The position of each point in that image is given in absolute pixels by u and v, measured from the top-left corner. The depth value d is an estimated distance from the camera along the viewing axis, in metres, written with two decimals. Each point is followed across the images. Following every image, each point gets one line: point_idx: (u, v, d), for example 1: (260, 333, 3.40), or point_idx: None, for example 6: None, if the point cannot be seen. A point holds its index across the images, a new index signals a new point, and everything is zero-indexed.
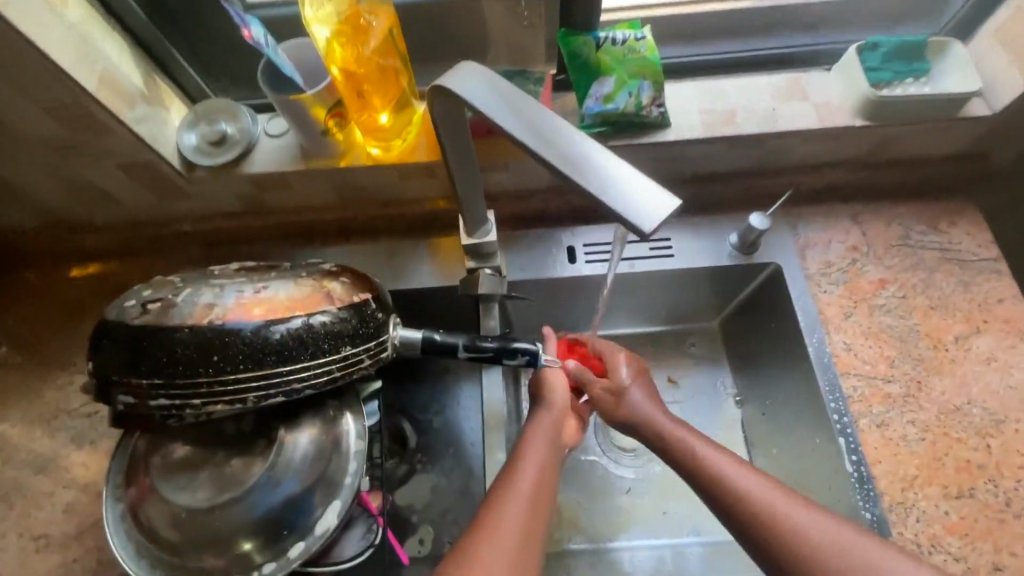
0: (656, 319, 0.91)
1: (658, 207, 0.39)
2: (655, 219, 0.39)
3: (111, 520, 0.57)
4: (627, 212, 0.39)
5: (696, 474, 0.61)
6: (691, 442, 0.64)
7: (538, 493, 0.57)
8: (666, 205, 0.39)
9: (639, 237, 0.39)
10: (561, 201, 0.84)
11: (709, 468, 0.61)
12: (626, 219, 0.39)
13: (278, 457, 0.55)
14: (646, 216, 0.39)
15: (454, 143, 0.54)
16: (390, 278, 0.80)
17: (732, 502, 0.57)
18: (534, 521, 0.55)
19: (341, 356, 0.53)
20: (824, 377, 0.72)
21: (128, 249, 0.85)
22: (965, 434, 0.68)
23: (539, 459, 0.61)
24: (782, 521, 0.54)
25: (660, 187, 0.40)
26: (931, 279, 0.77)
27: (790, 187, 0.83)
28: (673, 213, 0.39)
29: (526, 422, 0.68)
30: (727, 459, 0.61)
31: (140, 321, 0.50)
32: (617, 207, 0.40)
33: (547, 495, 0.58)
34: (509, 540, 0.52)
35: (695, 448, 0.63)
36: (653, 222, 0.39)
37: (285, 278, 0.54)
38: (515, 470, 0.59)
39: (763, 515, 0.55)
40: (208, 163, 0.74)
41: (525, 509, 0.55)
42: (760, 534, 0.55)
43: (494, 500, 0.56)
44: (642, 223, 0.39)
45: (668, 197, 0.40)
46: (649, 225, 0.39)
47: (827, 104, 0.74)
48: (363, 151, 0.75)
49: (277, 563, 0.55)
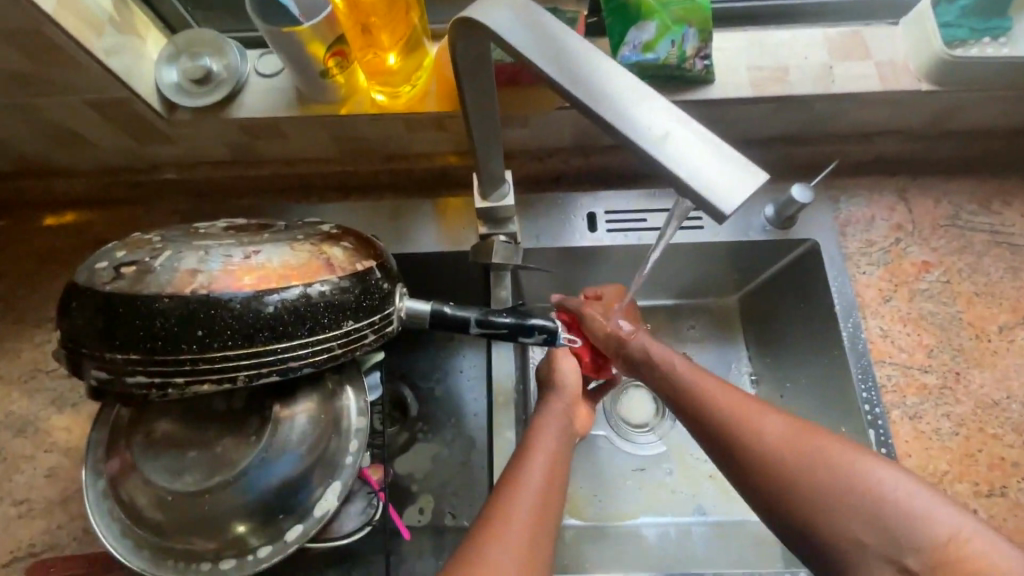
0: (674, 292, 0.84)
1: (740, 181, 0.33)
2: (736, 197, 0.32)
3: (93, 497, 0.52)
4: (699, 184, 0.33)
5: (679, 399, 0.57)
6: (683, 367, 0.59)
7: (550, 486, 0.53)
8: (751, 179, 0.33)
9: (717, 220, 0.33)
10: (582, 162, 0.76)
11: (691, 390, 0.56)
12: (699, 195, 0.33)
13: (274, 437, 0.51)
14: (724, 191, 0.33)
15: (474, 87, 0.46)
16: (393, 239, 0.73)
17: (711, 422, 0.53)
18: (547, 513, 0.51)
19: (343, 331, 0.47)
20: (856, 364, 0.68)
21: (107, 197, 0.78)
22: (1001, 430, 0.65)
23: (550, 448, 0.57)
24: (759, 435, 0.50)
25: (738, 154, 0.34)
26: (979, 263, 0.72)
27: (837, 157, 0.76)
28: (757, 187, 0.33)
29: (535, 411, 0.64)
30: (710, 381, 0.56)
31: (113, 287, 0.44)
32: (685, 177, 0.33)
33: (559, 489, 0.54)
34: (519, 534, 0.48)
35: (680, 372, 0.58)
36: (734, 201, 0.32)
37: (279, 241, 0.48)
38: (526, 461, 0.55)
39: (740, 431, 0.51)
40: (191, 104, 0.66)
41: (536, 502, 0.51)
42: (740, 453, 0.50)
43: (503, 493, 0.52)
44: (721, 202, 0.32)
45: (753, 170, 0.33)
46: (730, 204, 0.32)
47: (891, 63, 0.67)
48: (367, 98, 0.67)
49: (273, 546, 0.51)
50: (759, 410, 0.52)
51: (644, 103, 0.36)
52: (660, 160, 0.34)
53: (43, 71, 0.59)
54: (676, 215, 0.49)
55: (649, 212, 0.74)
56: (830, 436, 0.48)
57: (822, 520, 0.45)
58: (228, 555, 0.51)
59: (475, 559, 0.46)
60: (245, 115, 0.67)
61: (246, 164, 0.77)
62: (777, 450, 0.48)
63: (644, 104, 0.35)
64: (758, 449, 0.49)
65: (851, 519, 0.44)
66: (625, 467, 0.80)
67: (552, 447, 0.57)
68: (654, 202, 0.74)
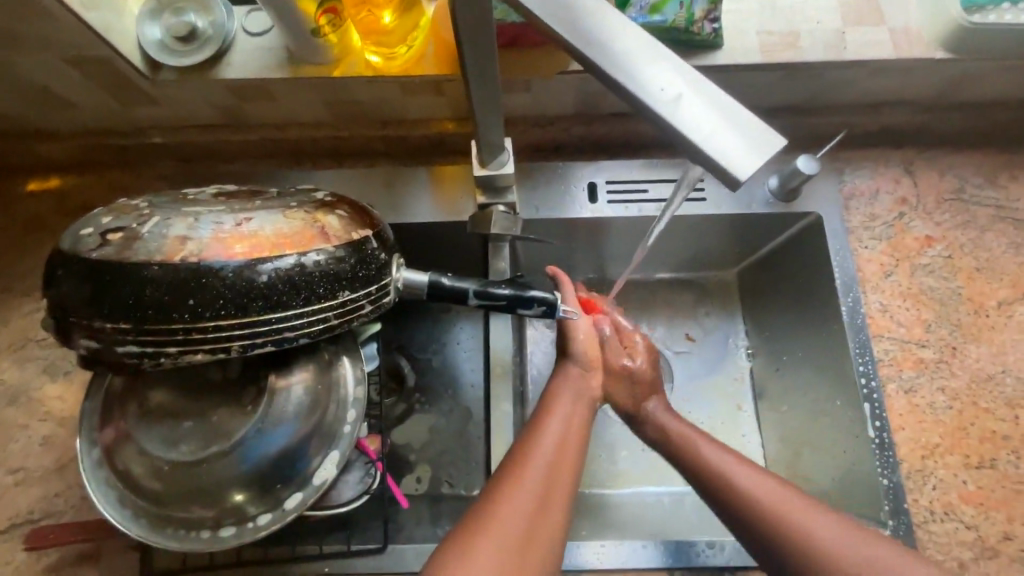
0: (674, 265, 0.84)
1: (759, 148, 0.32)
2: (753, 162, 0.31)
3: (88, 465, 0.52)
4: (713, 149, 0.32)
5: (707, 485, 0.56)
6: (710, 447, 0.58)
7: (556, 467, 0.52)
8: (768, 144, 0.32)
9: (731, 187, 0.32)
10: (583, 131, 0.75)
11: (720, 475, 0.55)
12: (716, 162, 0.32)
13: (271, 406, 0.50)
14: (742, 158, 0.31)
15: (476, 50, 0.44)
16: (389, 209, 0.71)
17: (747, 512, 0.52)
18: (547, 507, 0.49)
19: (339, 302, 0.46)
20: (855, 338, 0.68)
21: (93, 161, 0.75)
22: (994, 404, 0.65)
23: (565, 415, 0.57)
24: (801, 530, 0.48)
25: (756, 118, 0.32)
26: (982, 238, 0.71)
27: (844, 128, 0.74)
28: (775, 153, 0.32)
29: (554, 379, 0.62)
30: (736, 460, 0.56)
31: (100, 255, 0.42)
32: (700, 142, 0.32)
33: (569, 470, 0.52)
34: (514, 535, 0.46)
35: (710, 456, 0.57)
36: (751, 168, 0.31)
37: (271, 208, 0.46)
38: (535, 438, 0.54)
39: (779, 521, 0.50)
40: (175, 63, 0.63)
41: (543, 481, 0.50)
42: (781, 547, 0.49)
43: (504, 481, 0.50)
44: (738, 170, 0.31)
45: (772, 134, 0.32)
46: (747, 172, 0.31)
47: (906, 30, 0.64)
48: (361, 60, 0.63)
49: (273, 514, 0.51)
50: (797, 499, 0.51)
51: (658, 62, 0.34)
52: (675, 123, 0.33)
53: (19, 25, 0.55)
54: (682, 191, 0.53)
55: (652, 183, 0.72)
56: (870, 536, 0.47)
57: None
58: (227, 524, 0.51)
59: (468, 539, 0.46)
60: (233, 75, 0.64)
61: (235, 129, 0.74)
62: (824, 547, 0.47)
63: (658, 64, 0.34)
64: (801, 542, 0.48)
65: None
66: (621, 437, 0.80)
67: (565, 422, 0.56)
68: (656, 172, 0.73)
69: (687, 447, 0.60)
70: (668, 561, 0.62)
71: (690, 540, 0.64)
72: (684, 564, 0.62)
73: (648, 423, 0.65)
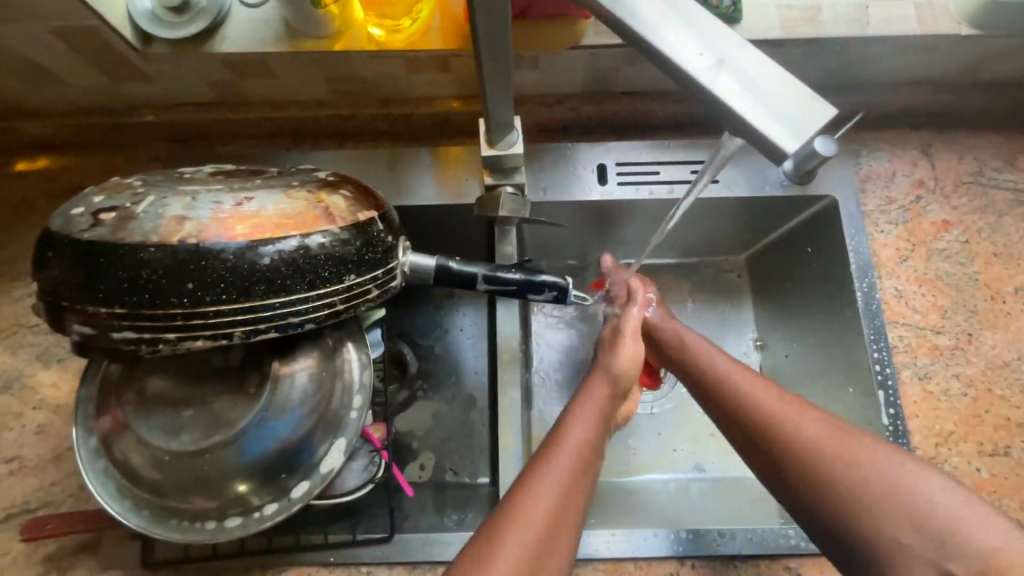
0: (683, 249, 0.82)
1: (807, 118, 0.30)
2: (803, 134, 0.30)
3: (85, 455, 0.50)
4: (758, 120, 0.30)
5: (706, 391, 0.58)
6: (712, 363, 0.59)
7: (577, 478, 0.50)
8: (817, 113, 0.30)
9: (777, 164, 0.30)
10: (593, 110, 0.72)
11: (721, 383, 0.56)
12: (762, 135, 0.30)
13: (275, 392, 0.49)
14: (789, 130, 0.30)
15: (490, 20, 0.42)
16: (391, 189, 0.69)
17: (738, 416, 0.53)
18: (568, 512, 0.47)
19: (345, 286, 0.44)
20: (869, 324, 0.66)
21: (83, 140, 0.72)
22: (1009, 391, 0.64)
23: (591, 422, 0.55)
24: (790, 424, 0.49)
25: (806, 86, 0.31)
26: (1000, 222, 0.69)
27: (862, 108, 0.72)
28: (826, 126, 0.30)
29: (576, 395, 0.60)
30: (742, 369, 0.57)
31: (93, 235, 0.40)
32: (744, 112, 0.30)
33: (591, 473, 0.51)
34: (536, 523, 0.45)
35: (712, 359, 0.60)
36: (798, 140, 0.30)
37: (272, 187, 0.44)
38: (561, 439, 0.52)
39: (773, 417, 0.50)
40: (168, 36, 0.59)
41: (568, 472, 0.49)
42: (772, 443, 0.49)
43: (528, 475, 0.49)
44: (783, 142, 0.30)
45: (821, 101, 0.30)
46: (792, 146, 0.30)
47: (931, 4, 0.62)
48: (363, 33, 0.60)
49: (279, 504, 0.50)
50: (797, 408, 0.51)
51: (697, 25, 0.32)
52: (716, 92, 0.31)
53: None
54: (710, 173, 0.55)
55: (662, 165, 0.70)
56: (875, 445, 0.45)
57: (845, 493, 0.44)
58: (231, 515, 0.49)
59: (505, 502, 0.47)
60: (229, 49, 0.60)
61: (232, 107, 0.72)
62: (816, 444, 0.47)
63: (695, 29, 0.32)
64: (796, 440, 0.48)
65: (900, 521, 0.42)
66: (628, 426, 0.79)
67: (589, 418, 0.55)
68: (667, 154, 0.70)
69: (693, 365, 0.61)
70: (679, 549, 0.62)
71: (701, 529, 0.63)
72: (697, 552, 0.61)
73: (663, 332, 0.67)
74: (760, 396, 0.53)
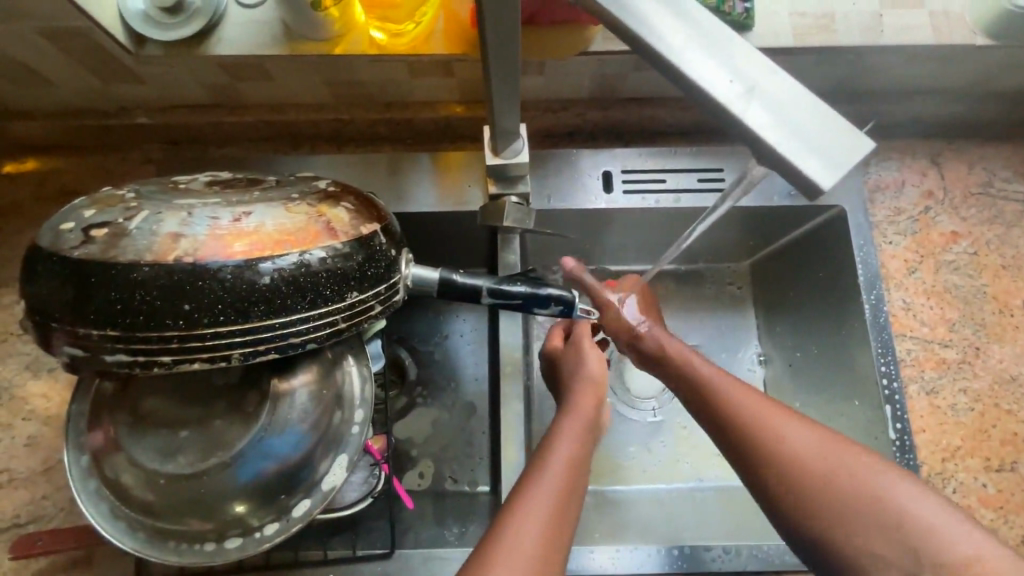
0: (687, 256, 0.80)
1: (840, 153, 0.29)
2: (835, 170, 0.28)
3: (77, 474, 0.48)
4: (790, 153, 0.29)
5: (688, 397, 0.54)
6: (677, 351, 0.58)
7: (566, 493, 0.47)
8: (852, 147, 0.29)
9: (812, 197, 0.28)
10: (600, 115, 0.71)
11: (698, 388, 0.53)
12: (791, 165, 0.29)
13: (274, 410, 0.47)
14: (820, 163, 0.28)
15: (499, 20, 0.39)
16: (389, 196, 0.67)
17: (713, 415, 0.50)
18: (560, 533, 0.45)
19: (348, 304, 0.43)
20: (877, 338, 0.66)
21: (75, 143, 0.70)
22: (1016, 406, 0.64)
23: (577, 431, 0.53)
24: (792, 447, 0.45)
25: (840, 118, 0.29)
26: (1009, 234, 0.69)
27: (872, 117, 0.71)
28: (862, 158, 0.29)
29: (561, 404, 0.58)
30: (736, 382, 0.51)
31: (84, 252, 0.38)
32: (776, 144, 0.29)
33: (578, 488, 0.48)
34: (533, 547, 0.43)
35: (702, 365, 0.54)
36: (832, 175, 0.28)
37: (270, 201, 0.42)
38: (548, 452, 0.50)
39: (768, 438, 0.46)
40: (159, 36, 0.57)
41: (561, 476, 0.48)
42: (767, 469, 0.45)
43: (520, 492, 0.47)
44: (818, 176, 0.28)
45: (858, 135, 0.29)
46: (828, 180, 0.28)
47: (946, 13, 0.61)
48: (364, 36, 0.59)
49: (280, 523, 0.48)
50: (798, 428, 0.46)
51: (719, 50, 0.31)
52: (745, 121, 0.29)
53: None
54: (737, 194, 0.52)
55: (669, 172, 0.69)
56: (855, 458, 0.44)
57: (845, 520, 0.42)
58: (230, 535, 0.48)
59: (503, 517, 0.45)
60: (224, 51, 0.58)
61: (226, 110, 0.69)
62: (817, 474, 0.44)
63: (721, 55, 0.30)
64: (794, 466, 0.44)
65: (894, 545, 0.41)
66: (631, 433, 0.77)
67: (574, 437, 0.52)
68: (674, 162, 0.69)
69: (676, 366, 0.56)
70: (683, 565, 0.61)
71: (705, 545, 0.62)
72: (701, 568, 0.61)
73: (650, 337, 0.60)
74: (757, 415, 0.48)
